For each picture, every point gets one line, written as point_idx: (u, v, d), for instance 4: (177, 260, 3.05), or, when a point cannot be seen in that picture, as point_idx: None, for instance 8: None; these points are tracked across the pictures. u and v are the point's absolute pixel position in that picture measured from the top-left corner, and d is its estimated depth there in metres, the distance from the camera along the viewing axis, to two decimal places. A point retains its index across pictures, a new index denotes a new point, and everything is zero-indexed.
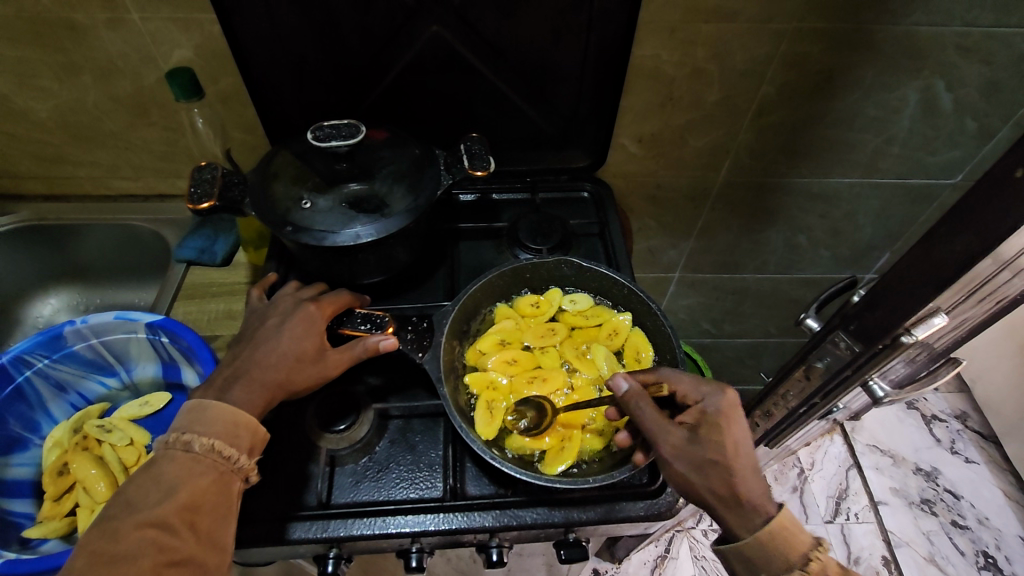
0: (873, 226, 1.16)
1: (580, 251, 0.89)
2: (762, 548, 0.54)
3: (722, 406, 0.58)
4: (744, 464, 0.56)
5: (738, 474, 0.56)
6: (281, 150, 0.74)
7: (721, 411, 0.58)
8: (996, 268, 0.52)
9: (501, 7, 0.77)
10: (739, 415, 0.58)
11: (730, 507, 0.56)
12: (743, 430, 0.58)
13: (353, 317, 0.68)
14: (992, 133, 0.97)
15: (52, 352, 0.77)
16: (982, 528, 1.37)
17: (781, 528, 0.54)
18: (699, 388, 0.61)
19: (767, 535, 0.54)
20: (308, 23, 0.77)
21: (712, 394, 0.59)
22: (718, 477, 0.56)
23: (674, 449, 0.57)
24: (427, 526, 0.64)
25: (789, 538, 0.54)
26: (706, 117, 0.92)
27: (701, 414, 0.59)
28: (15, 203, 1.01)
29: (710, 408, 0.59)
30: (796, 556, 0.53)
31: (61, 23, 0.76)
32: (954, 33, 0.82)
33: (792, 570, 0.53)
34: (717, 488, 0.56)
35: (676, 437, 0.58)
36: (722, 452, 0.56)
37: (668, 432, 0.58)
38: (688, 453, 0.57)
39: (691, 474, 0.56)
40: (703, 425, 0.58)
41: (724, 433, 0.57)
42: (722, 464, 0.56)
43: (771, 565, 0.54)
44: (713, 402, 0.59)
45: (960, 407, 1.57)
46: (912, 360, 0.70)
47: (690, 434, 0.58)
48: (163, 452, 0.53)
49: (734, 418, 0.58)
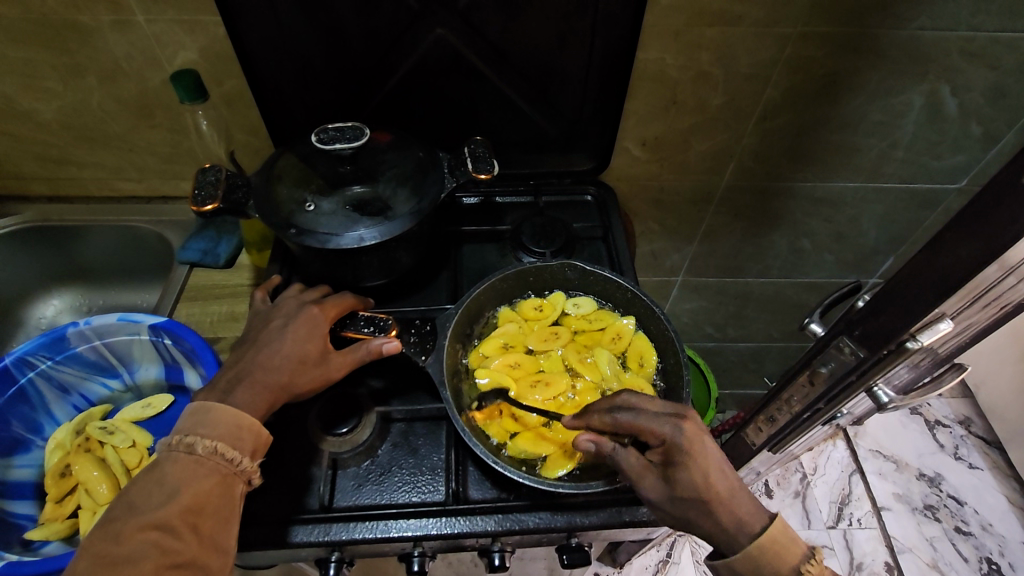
0: (878, 230, 1.16)
1: (584, 254, 0.88)
2: (752, 564, 0.53)
3: (684, 443, 0.55)
4: (723, 493, 0.55)
5: (718, 505, 0.55)
6: (284, 152, 0.74)
7: (684, 450, 0.55)
8: (1001, 274, 0.52)
9: (506, 10, 0.77)
10: (705, 445, 0.56)
11: (718, 533, 0.55)
12: (713, 459, 0.55)
13: (356, 320, 0.67)
14: (997, 137, 0.97)
15: (54, 354, 0.77)
16: (985, 534, 1.36)
17: (771, 544, 0.53)
18: (657, 426, 0.57)
19: (755, 553, 0.53)
20: (313, 26, 0.77)
21: (672, 431, 0.56)
22: (699, 512, 0.55)
23: (651, 494, 0.57)
24: (429, 530, 0.63)
25: (780, 553, 0.53)
26: (710, 120, 0.92)
27: (667, 453, 0.56)
28: (19, 204, 1.01)
29: (674, 448, 0.56)
30: (787, 568, 0.53)
31: (66, 24, 0.76)
32: (959, 37, 0.82)
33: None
34: (701, 521, 0.55)
35: (652, 483, 0.57)
36: (696, 491, 0.55)
37: (643, 478, 0.58)
38: (666, 495, 0.57)
39: (674, 512, 0.56)
40: (672, 465, 0.56)
41: (693, 471, 0.55)
42: (699, 501, 0.55)
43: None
44: (674, 441, 0.56)
45: (965, 412, 1.56)
46: (916, 364, 0.69)
47: (663, 477, 0.57)
48: (165, 455, 0.52)
49: (699, 451, 0.55)
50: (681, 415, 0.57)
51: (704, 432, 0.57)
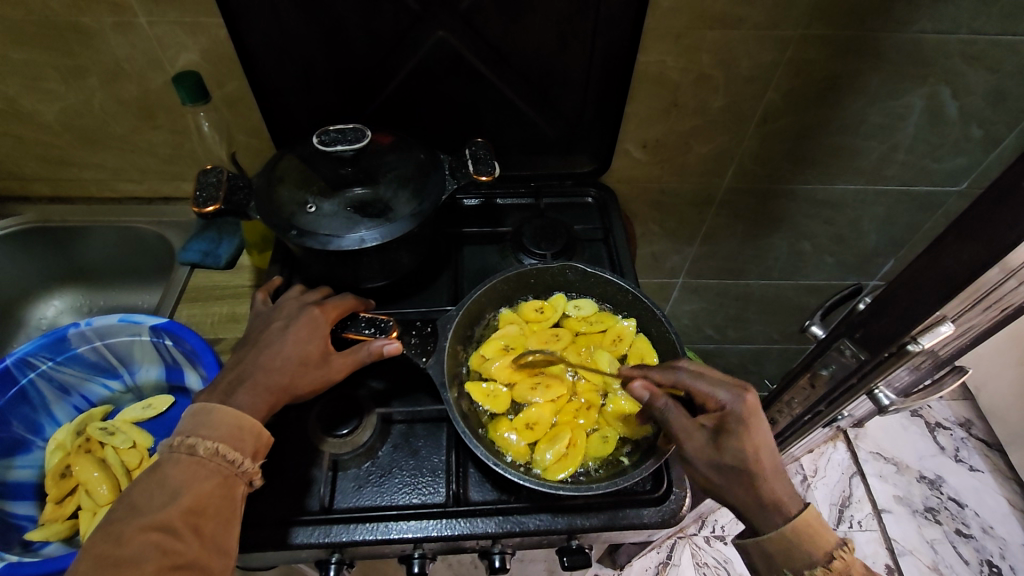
0: (878, 233, 1.16)
1: (585, 256, 0.88)
2: (785, 546, 0.55)
3: (743, 412, 0.58)
4: (768, 467, 0.56)
5: (761, 478, 0.56)
6: (286, 154, 0.74)
7: (742, 417, 0.57)
8: (1003, 276, 0.52)
9: (507, 12, 0.77)
10: (761, 418, 0.58)
11: (753, 507, 0.57)
12: (764, 433, 0.58)
13: (357, 321, 0.67)
14: (997, 140, 0.97)
15: (56, 354, 0.77)
16: (986, 537, 1.36)
17: (805, 527, 0.55)
18: (720, 391, 0.59)
19: (790, 533, 0.55)
20: (315, 28, 0.77)
21: (733, 398, 0.58)
22: (740, 480, 0.57)
23: (697, 454, 0.58)
24: (429, 531, 0.63)
25: (814, 537, 0.55)
26: (711, 123, 0.92)
27: (724, 419, 0.58)
28: (20, 205, 1.01)
29: (733, 414, 0.58)
30: (820, 554, 0.54)
31: (68, 26, 0.77)
32: (960, 40, 0.82)
33: (815, 568, 0.54)
34: (739, 491, 0.57)
35: (701, 444, 0.58)
36: (745, 459, 0.56)
37: (691, 437, 0.58)
38: (712, 459, 0.57)
39: (714, 477, 0.57)
40: (726, 430, 0.58)
41: (747, 440, 0.57)
42: (745, 469, 0.56)
43: (794, 562, 0.55)
44: (734, 408, 0.58)
45: (965, 415, 1.56)
46: (917, 368, 0.69)
47: (713, 439, 0.58)
48: (167, 456, 0.53)
49: (755, 422, 0.58)
50: (742, 386, 0.60)
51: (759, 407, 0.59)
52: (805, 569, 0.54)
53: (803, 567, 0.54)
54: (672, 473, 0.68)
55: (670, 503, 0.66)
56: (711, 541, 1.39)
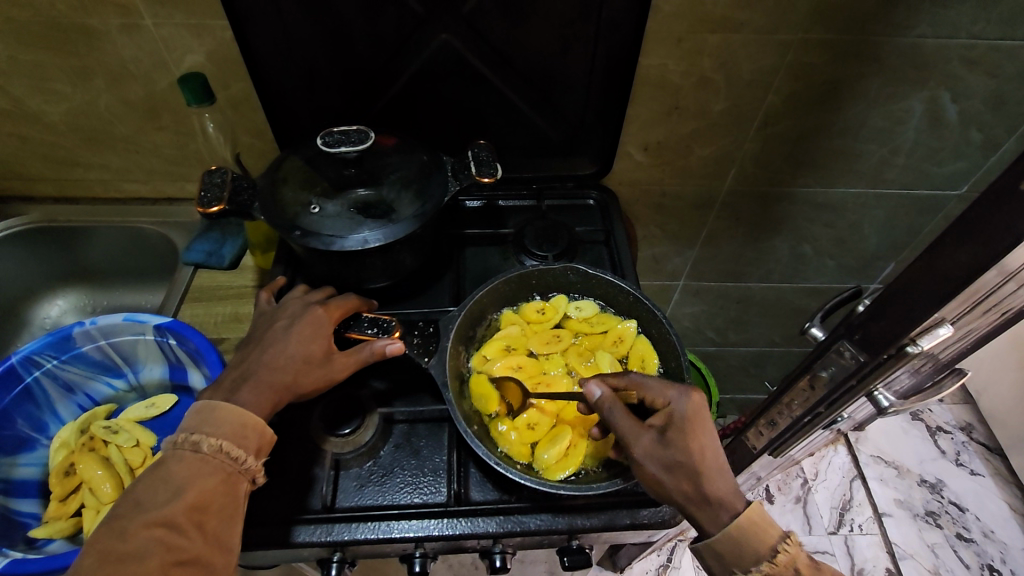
0: (879, 236, 1.16)
1: (586, 258, 0.89)
2: (732, 543, 0.56)
3: (688, 410, 0.59)
4: (712, 465, 0.57)
5: (707, 476, 0.57)
6: (290, 155, 0.74)
7: (688, 416, 0.59)
8: (1001, 279, 0.52)
9: (510, 16, 0.78)
10: (706, 417, 0.60)
11: (700, 506, 0.57)
12: (709, 432, 0.59)
13: (360, 321, 0.68)
14: (997, 144, 0.97)
15: (61, 353, 0.78)
16: (987, 541, 1.36)
17: (749, 523, 0.56)
18: (666, 391, 0.61)
19: (735, 530, 0.55)
20: (319, 30, 0.78)
21: (679, 396, 0.60)
22: (687, 478, 0.57)
23: (644, 453, 0.58)
24: (430, 530, 0.64)
25: (760, 533, 0.55)
26: (712, 126, 0.93)
27: (670, 418, 0.59)
28: (25, 205, 1.02)
29: (680, 412, 0.59)
30: (765, 549, 0.55)
31: (76, 28, 0.77)
32: (959, 45, 0.82)
33: (761, 563, 0.55)
34: (686, 490, 0.57)
35: (648, 443, 0.58)
36: (691, 455, 0.57)
37: (639, 436, 0.59)
38: (660, 457, 0.58)
39: (662, 476, 0.57)
40: (673, 428, 0.59)
41: (693, 436, 0.58)
42: (691, 466, 0.57)
43: (741, 559, 0.55)
44: (680, 406, 0.59)
45: (966, 419, 1.56)
46: (917, 370, 0.70)
47: (660, 438, 0.58)
48: (171, 453, 0.53)
49: (701, 420, 0.59)
50: (688, 387, 0.61)
51: (705, 407, 0.61)
52: (751, 566, 0.55)
53: (750, 564, 0.55)
54: None
55: (670, 504, 0.66)
56: None
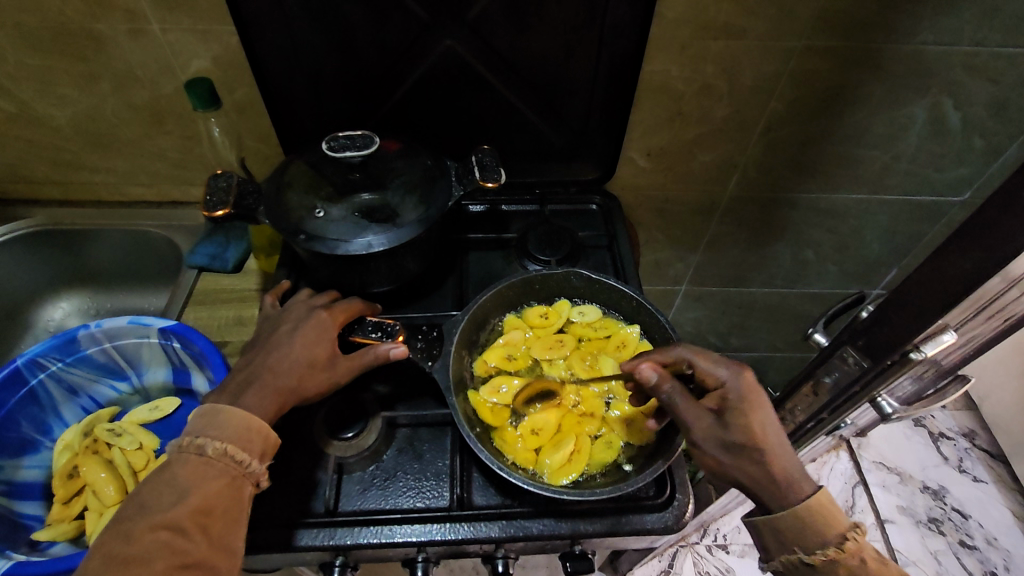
0: (881, 242, 1.16)
1: (589, 263, 0.89)
2: (797, 524, 0.56)
3: (742, 389, 0.60)
4: (773, 443, 0.58)
5: (769, 455, 0.57)
6: (295, 159, 0.75)
7: (743, 393, 0.60)
8: (1005, 285, 0.53)
9: (515, 22, 0.78)
10: (761, 395, 0.60)
11: (762, 485, 0.58)
12: (765, 409, 0.60)
13: (364, 325, 0.68)
14: (1000, 151, 0.97)
15: (65, 356, 0.78)
16: (990, 548, 1.35)
17: (817, 506, 0.56)
18: (719, 371, 0.61)
19: (803, 512, 0.55)
20: (325, 35, 0.79)
21: (732, 375, 0.61)
22: (748, 458, 0.58)
23: (704, 435, 0.59)
24: (433, 535, 0.64)
25: (828, 518, 0.55)
26: (715, 132, 0.93)
27: (725, 397, 0.60)
28: (30, 208, 1.02)
29: (733, 391, 0.60)
30: (832, 534, 0.55)
31: (83, 33, 0.78)
32: (961, 52, 0.83)
33: (827, 547, 0.55)
34: (750, 470, 0.58)
35: (706, 424, 0.59)
36: (751, 435, 0.58)
37: (697, 419, 0.60)
38: (718, 439, 0.59)
39: (724, 456, 0.58)
40: (728, 408, 0.60)
41: (750, 414, 0.58)
42: (751, 445, 0.58)
43: (805, 540, 0.55)
44: (733, 384, 0.60)
45: (968, 426, 1.56)
46: (919, 377, 0.70)
47: (718, 420, 0.59)
48: (176, 456, 0.53)
49: (756, 398, 0.60)
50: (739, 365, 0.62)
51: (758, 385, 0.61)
52: (816, 549, 0.55)
53: (815, 547, 0.55)
54: (676, 478, 0.68)
55: (674, 510, 0.66)
56: (713, 550, 1.39)
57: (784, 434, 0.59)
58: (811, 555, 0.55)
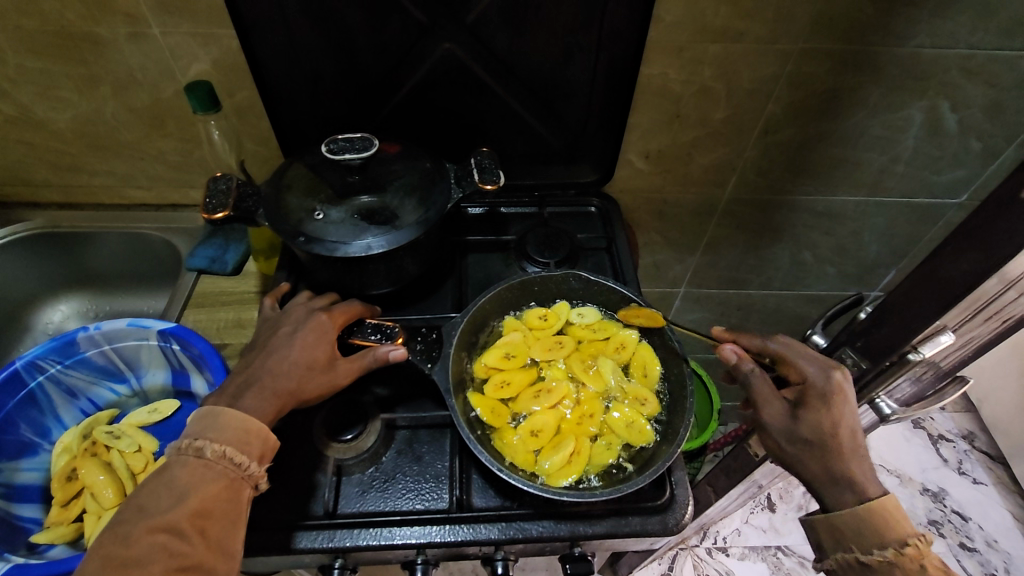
0: (879, 244, 1.16)
1: (588, 264, 0.89)
2: (857, 523, 0.58)
3: (828, 388, 0.62)
4: (844, 443, 0.60)
5: (835, 453, 0.60)
6: (294, 162, 0.75)
7: (826, 392, 0.62)
8: (1002, 287, 0.53)
9: (513, 25, 0.79)
10: (847, 397, 0.61)
11: (823, 482, 0.60)
12: (848, 410, 0.61)
13: (363, 327, 0.68)
14: (996, 153, 0.98)
15: (65, 358, 0.78)
16: (990, 550, 1.35)
17: (881, 509, 0.57)
18: (809, 366, 0.64)
19: (862, 513, 0.57)
20: (324, 38, 0.79)
21: (821, 374, 0.63)
22: (812, 452, 0.61)
23: (773, 420, 0.63)
24: (432, 537, 0.64)
25: (892, 522, 0.57)
26: (714, 134, 0.93)
27: (806, 391, 0.63)
28: (31, 211, 1.03)
29: (817, 387, 0.62)
30: (894, 537, 0.56)
31: (84, 37, 0.78)
32: (957, 55, 0.83)
33: (886, 549, 0.56)
34: (813, 465, 0.60)
35: (778, 411, 0.63)
36: (822, 430, 0.60)
37: (770, 404, 0.64)
38: (787, 428, 0.62)
39: (787, 444, 0.62)
40: (807, 401, 0.62)
41: (827, 411, 0.61)
42: (821, 440, 0.60)
43: (864, 539, 0.57)
44: (819, 381, 0.62)
45: (968, 427, 1.56)
46: (918, 378, 0.70)
47: (791, 409, 0.63)
48: (175, 458, 0.53)
49: (840, 398, 0.61)
50: (831, 364, 0.64)
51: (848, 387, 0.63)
52: (874, 549, 0.57)
53: (872, 547, 0.57)
54: (675, 478, 0.69)
55: (674, 512, 0.66)
56: (713, 553, 1.39)
57: (863, 438, 0.61)
58: (869, 555, 0.57)
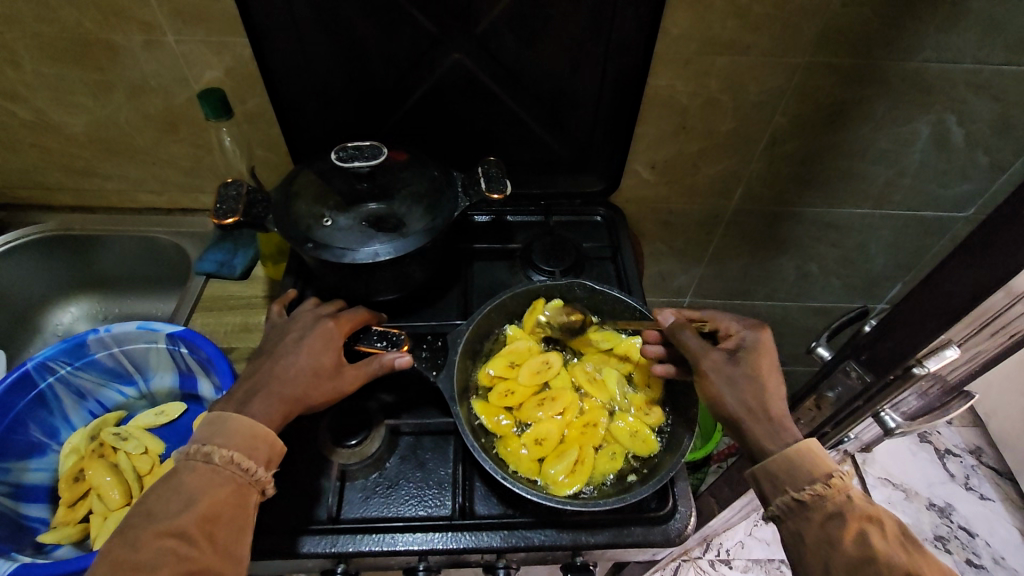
0: (885, 257, 1.16)
1: (592, 274, 0.90)
2: (786, 463, 0.57)
3: (758, 339, 0.67)
4: (772, 385, 0.63)
5: (768, 392, 0.62)
6: (304, 169, 0.76)
7: (758, 343, 0.66)
8: (1009, 301, 0.53)
9: (522, 37, 0.80)
10: (772, 351, 0.66)
11: (757, 420, 0.61)
12: (775, 363, 0.66)
13: (370, 334, 0.69)
14: (1004, 167, 0.98)
15: (74, 360, 0.79)
16: (997, 567, 1.33)
17: (805, 447, 0.58)
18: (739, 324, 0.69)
19: (791, 450, 0.58)
20: (335, 48, 0.80)
21: (751, 329, 0.68)
22: (751, 389, 0.62)
23: (713, 366, 0.64)
24: (435, 544, 0.64)
25: (816, 458, 0.57)
26: (719, 145, 0.94)
27: (741, 342, 0.67)
28: (43, 214, 1.04)
29: (749, 338, 0.67)
30: (819, 472, 0.56)
31: (100, 44, 0.80)
32: (964, 70, 0.83)
33: (814, 483, 0.56)
34: (747, 400, 0.62)
35: (718, 357, 0.65)
36: (759, 371, 0.64)
37: (711, 351, 0.66)
38: (726, 369, 0.64)
39: (726, 385, 0.63)
40: (743, 349, 0.66)
41: (761, 356, 0.65)
42: (757, 380, 0.63)
43: (794, 478, 0.57)
44: (751, 334, 0.67)
45: (975, 442, 1.55)
46: (925, 393, 0.69)
47: (730, 356, 0.65)
48: (182, 464, 0.54)
49: (768, 352, 0.66)
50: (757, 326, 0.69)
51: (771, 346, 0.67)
52: (804, 485, 0.56)
53: (804, 485, 0.56)
54: (678, 489, 0.68)
55: (678, 522, 0.66)
56: (715, 565, 1.38)
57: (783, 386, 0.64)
58: (801, 492, 0.56)
